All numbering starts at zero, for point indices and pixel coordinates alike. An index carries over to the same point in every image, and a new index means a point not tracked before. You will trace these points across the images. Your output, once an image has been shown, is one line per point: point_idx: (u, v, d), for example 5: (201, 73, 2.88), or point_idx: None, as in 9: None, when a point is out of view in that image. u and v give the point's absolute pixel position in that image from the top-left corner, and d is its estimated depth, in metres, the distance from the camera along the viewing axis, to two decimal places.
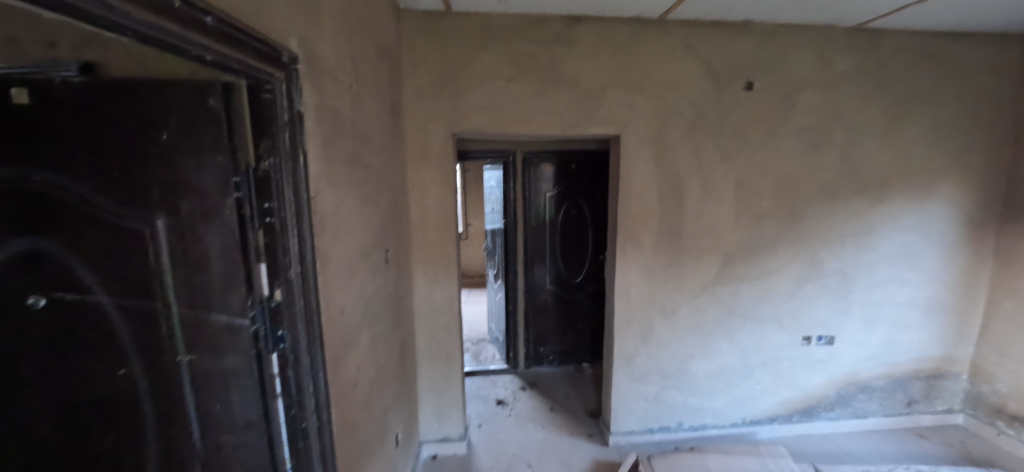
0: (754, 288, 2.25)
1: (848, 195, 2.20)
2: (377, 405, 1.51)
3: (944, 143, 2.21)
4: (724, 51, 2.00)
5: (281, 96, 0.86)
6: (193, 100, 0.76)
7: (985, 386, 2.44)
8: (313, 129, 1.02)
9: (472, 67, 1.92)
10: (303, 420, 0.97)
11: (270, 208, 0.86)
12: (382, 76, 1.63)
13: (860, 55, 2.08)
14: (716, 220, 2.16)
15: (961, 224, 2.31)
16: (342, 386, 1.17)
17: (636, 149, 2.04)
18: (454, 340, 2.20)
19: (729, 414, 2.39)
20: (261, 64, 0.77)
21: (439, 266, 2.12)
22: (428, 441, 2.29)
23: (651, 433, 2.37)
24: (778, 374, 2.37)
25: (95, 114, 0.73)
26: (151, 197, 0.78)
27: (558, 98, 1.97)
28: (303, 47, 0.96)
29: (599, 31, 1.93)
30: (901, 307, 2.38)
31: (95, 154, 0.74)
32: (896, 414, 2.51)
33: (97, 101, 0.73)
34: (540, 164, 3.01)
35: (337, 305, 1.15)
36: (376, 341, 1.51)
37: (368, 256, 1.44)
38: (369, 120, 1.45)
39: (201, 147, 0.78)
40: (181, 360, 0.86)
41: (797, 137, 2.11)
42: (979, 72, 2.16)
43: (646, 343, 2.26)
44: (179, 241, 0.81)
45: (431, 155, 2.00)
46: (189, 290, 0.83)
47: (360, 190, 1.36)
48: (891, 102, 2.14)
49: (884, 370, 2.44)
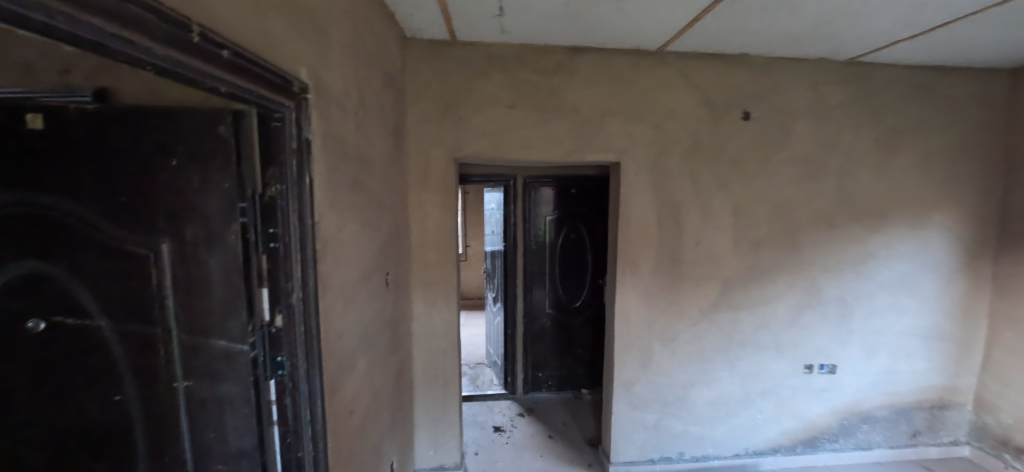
0: (754, 315, 2.25)
1: (845, 223, 2.23)
2: (372, 434, 1.47)
3: (936, 173, 2.25)
4: (720, 82, 2.06)
5: (290, 124, 0.88)
6: (204, 127, 0.78)
7: (990, 417, 2.40)
8: (319, 156, 1.04)
9: (475, 94, 1.97)
10: (297, 450, 0.94)
11: (275, 233, 0.87)
12: (387, 103, 1.67)
13: (851, 88, 2.15)
14: (715, 246, 2.17)
15: (957, 253, 2.33)
16: (338, 416, 1.15)
17: (635, 175, 2.07)
18: (452, 364, 2.17)
19: (731, 445, 2.34)
20: (271, 94, 0.79)
21: (438, 289, 2.11)
22: (423, 470, 2.22)
23: (652, 463, 2.30)
24: (780, 403, 2.33)
25: (105, 140, 0.75)
26: (157, 222, 0.79)
27: (559, 125, 2.02)
28: (312, 77, 1.00)
29: (598, 62, 2.00)
30: (901, 335, 2.36)
31: (104, 180, 0.76)
32: (901, 446, 2.46)
33: (107, 126, 0.75)
34: (541, 187, 3.04)
35: (335, 331, 1.14)
36: (373, 367, 1.49)
37: (368, 280, 1.43)
38: (373, 145, 1.48)
39: (209, 173, 0.80)
40: (177, 385, 0.85)
41: (792, 165, 2.16)
42: (967, 105, 2.23)
43: (646, 370, 2.23)
44: (181, 266, 0.81)
45: (434, 178, 2.03)
46: (188, 314, 0.83)
47: (362, 214, 1.37)
48: (883, 134, 2.19)
49: (886, 400, 2.41)
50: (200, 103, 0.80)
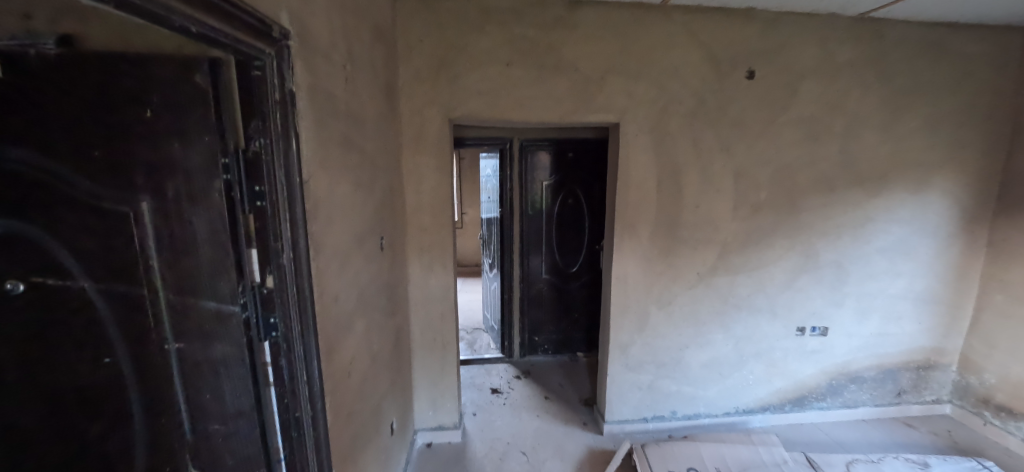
0: (750, 279, 2.26)
1: (846, 187, 2.20)
2: (372, 392, 1.50)
3: (942, 135, 2.20)
4: (726, 38, 1.97)
5: (272, 74, 0.84)
6: (179, 75, 0.73)
7: (973, 377, 2.48)
8: (306, 110, 0.98)
9: (470, 51, 1.88)
10: (296, 409, 0.96)
11: (261, 192, 0.84)
12: (378, 58, 1.58)
13: (863, 45, 2.06)
14: (714, 211, 2.15)
15: (956, 217, 2.32)
16: (336, 373, 1.16)
17: (635, 137, 2.02)
18: (450, 328, 2.19)
19: (723, 403, 2.42)
20: (251, 40, 0.74)
21: (434, 254, 2.10)
22: (423, 429, 2.30)
23: (645, 422, 2.39)
24: (772, 364, 2.39)
25: (73, 87, 0.69)
26: (135, 178, 0.75)
27: (558, 84, 1.94)
28: (294, 22, 0.93)
29: (600, 16, 1.89)
30: (894, 299, 2.40)
31: (73, 132, 0.70)
32: (886, 404, 2.55)
33: (73, 71, 0.68)
34: (538, 152, 2.97)
35: (330, 292, 1.13)
36: (370, 327, 1.49)
37: (363, 243, 1.41)
38: (363, 102, 1.41)
39: (187, 127, 0.75)
40: (168, 347, 0.84)
41: (796, 127, 2.10)
42: (980, 64, 2.15)
43: (642, 333, 2.26)
44: (165, 225, 0.78)
45: (428, 140, 1.97)
46: (176, 275, 0.81)
47: (354, 174, 1.33)
48: (892, 94, 2.12)
49: (875, 361, 2.47)
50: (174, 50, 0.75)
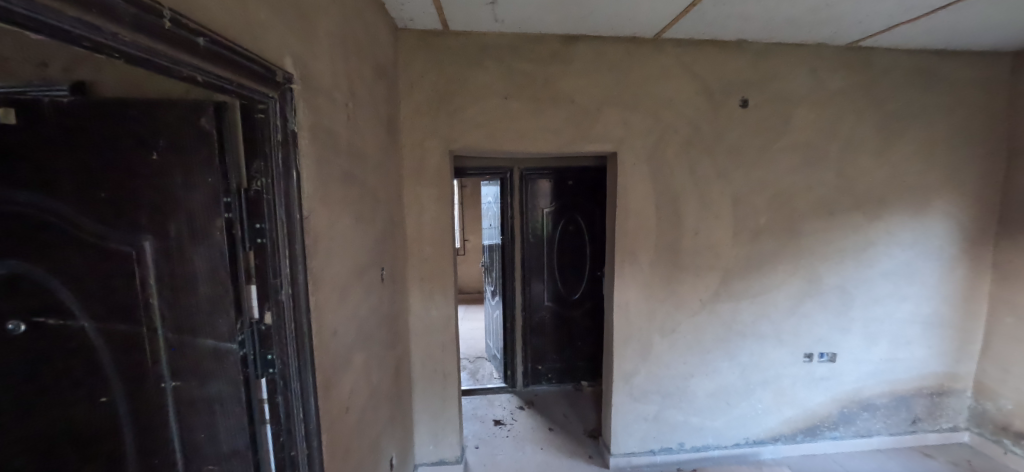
0: (754, 304, 2.24)
1: (845, 212, 2.21)
2: (370, 430, 1.46)
3: (938, 159, 2.23)
4: (718, 68, 2.03)
5: (275, 115, 0.86)
6: (184, 118, 0.75)
7: (989, 403, 2.41)
8: (308, 149, 1.01)
9: (470, 85, 1.94)
10: (292, 448, 0.93)
11: (261, 229, 0.85)
12: (380, 95, 1.63)
13: (852, 74, 2.12)
14: (714, 236, 2.15)
15: (957, 240, 2.31)
16: (333, 414, 1.13)
17: (633, 165, 2.05)
18: (451, 359, 2.16)
19: (732, 434, 2.34)
20: (254, 84, 0.77)
21: (435, 283, 2.09)
22: (424, 464, 2.23)
23: (652, 454, 2.31)
24: (781, 392, 2.33)
25: (83, 134, 0.72)
26: (137, 219, 0.76)
27: (555, 115, 1.98)
28: (297, 67, 0.96)
29: (594, 50, 1.96)
30: (901, 323, 2.36)
31: (82, 176, 0.73)
32: (901, 433, 2.47)
33: (85, 120, 0.72)
34: (538, 180, 3.01)
35: (329, 329, 1.12)
36: (370, 362, 1.47)
37: (363, 276, 1.42)
38: (365, 138, 1.45)
39: (191, 168, 0.77)
40: (164, 385, 0.83)
41: (792, 153, 2.13)
42: (969, 89, 2.20)
43: (646, 362, 2.22)
44: (166, 264, 0.79)
45: (428, 171, 2.00)
46: (175, 313, 0.81)
47: (355, 210, 1.35)
48: (884, 120, 2.16)
49: (887, 387, 2.41)
50: (184, 95, 0.78)
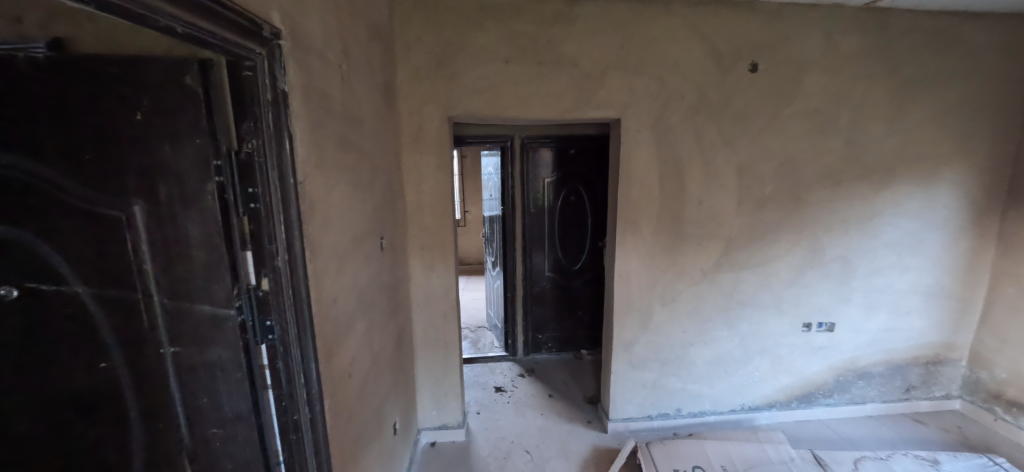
0: (755, 275, 2.23)
1: (852, 180, 2.17)
2: (373, 393, 1.50)
3: (951, 127, 2.16)
4: (728, 30, 1.93)
5: (263, 73, 0.82)
6: (167, 76, 0.72)
7: (984, 372, 2.44)
8: (300, 111, 0.98)
9: (468, 48, 1.86)
10: (294, 412, 0.96)
11: (254, 194, 0.83)
12: (375, 57, 1.57)
13: (869, 35, 2.02)
14: (718, 206, 2.12)
15: (965, 210, 2.28)
16: (336, 376, 1.15)
17: (637, 133, 1.99)
18: (452, 328, 2.19)
19: (728, 401, 2.40)
20: (239, 38, 0.72)
21: (436, 253, 2.09)
22: (427, 429, 2.31)
23: (650, 419, 2.37)
24: (778, 361, 2.37)
25: (63, 92, 0.69)
26: (126, 183, 0.74)
27: (557, 80, 1.91)
28: (286, 22, 0.91)
29: (598, 11, 1.87)
30: (902, 293, 2.37)
31: (64, 138, 0.70)
32: (894, 400, 2.52)
33: (64, 78, 0.68)
34: (539, 149, 2.95)
35: (328, 294, 1.12)
36: (371, 328, 1.49)
37: (362, 244, 1.41)
38: (360, 102, 1.41)
39: (178, 130, 0.74)
40: (164, 351, 0.83)
41: (801, 121, 2.07)
42: (989, 53, 2.10)
43: (646, 331, 2.25)
44: (158, 230, 0.77)
45: (427, 139, 1.95)
46: (171, 279, 0.80)
47: (351, 176, 1.32)
48: (898, 85, 2.08)
49: (883, 357, 2.44)
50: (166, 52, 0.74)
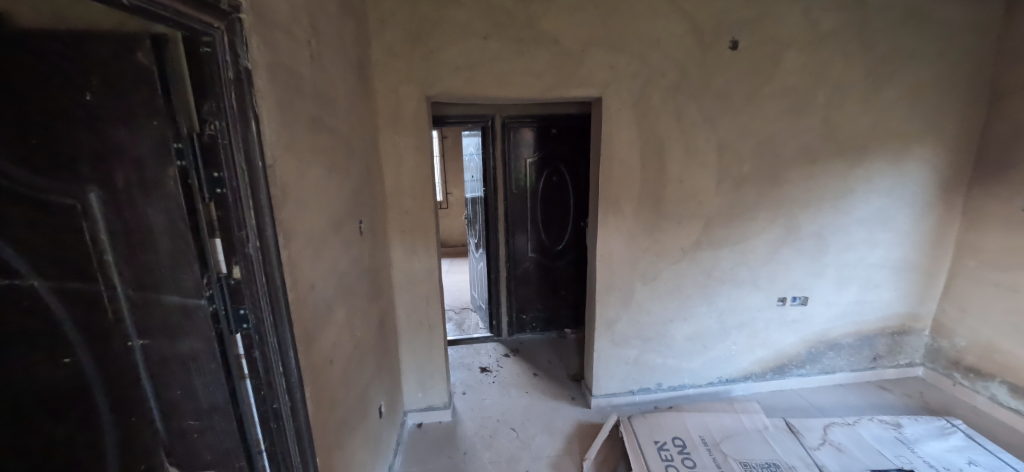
0: (734, 252, 2.29)
1: (826, 158, 2.22)
2: (357, 376, 1.50)
3: (922, 105, 2.22)
4: (709, 7, 1.92)
5: (224, 50, 0.77)
6: (118, 53, 0.67)
7: (945, 341, 2.58)
8: (266, 89, 0.93)
9: (445, 25, 1.80)
10: (273, 401, 0.94)
11: (220, 178, 0.79)
12: (346, 32, 1.51)
13: (846, 12, 2.03)
14: (697, 185, 2.15)
15: (932, 186, 2.37)
16: (317, 359, 1.15)
17: (618, 112, 1.99)
18: (436, 311, 2.19)
19: (706, 374, 2.49)
20: (195, 12, 0.67)
21: (417, 237, 2.07)
22: (413, 411, 2.33)
23: (631, 394, 2.45)
24: (754, 335, 2.46)
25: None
26: (79, 170, 0.70)
27: (538, 59, 1.88)
28: None
29: None
30: (872, 267, 2.46)
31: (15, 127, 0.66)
32: (862, 369, 2.65)
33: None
34: (521, 129, 2.92)
35: (306, 279, 1.10)
36: (352, 312, 1.48)
37: (339, 227, 1.39)
38: (332, 78, 1.36)
39: (133, 112, 0.70)
40: (133, 344, 0.81)
41: (779, 99, 2.09)
42: (959, 31, 2.15)
43: (627, 309, 2.29)
44: (117, 218, 0.74)
45: (405, 119, 1.91)
46: (135, 270, 0.77)
47: (325, 157, 1.28)
48: (873, 63, 2.12)
49: (853, 328, 2.56)
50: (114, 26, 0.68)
